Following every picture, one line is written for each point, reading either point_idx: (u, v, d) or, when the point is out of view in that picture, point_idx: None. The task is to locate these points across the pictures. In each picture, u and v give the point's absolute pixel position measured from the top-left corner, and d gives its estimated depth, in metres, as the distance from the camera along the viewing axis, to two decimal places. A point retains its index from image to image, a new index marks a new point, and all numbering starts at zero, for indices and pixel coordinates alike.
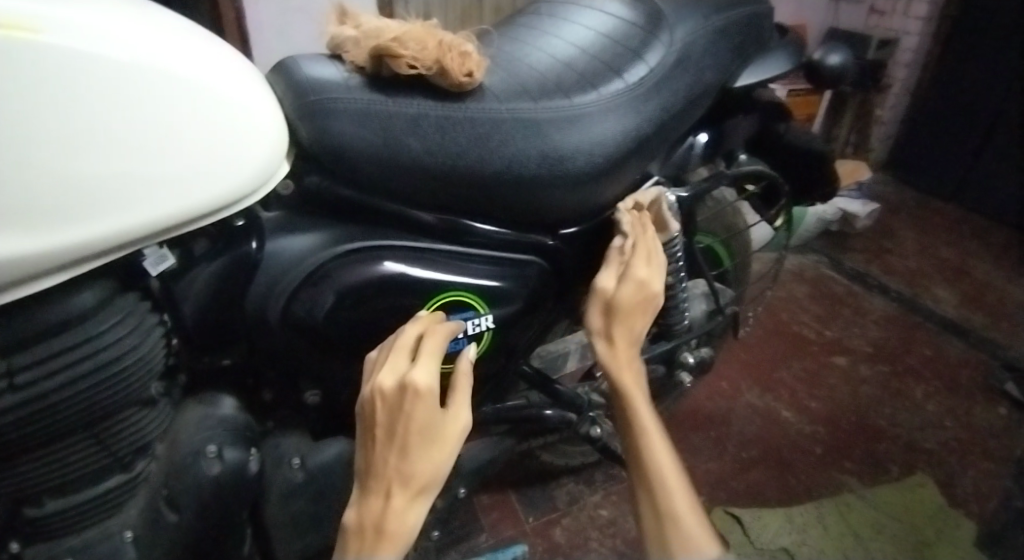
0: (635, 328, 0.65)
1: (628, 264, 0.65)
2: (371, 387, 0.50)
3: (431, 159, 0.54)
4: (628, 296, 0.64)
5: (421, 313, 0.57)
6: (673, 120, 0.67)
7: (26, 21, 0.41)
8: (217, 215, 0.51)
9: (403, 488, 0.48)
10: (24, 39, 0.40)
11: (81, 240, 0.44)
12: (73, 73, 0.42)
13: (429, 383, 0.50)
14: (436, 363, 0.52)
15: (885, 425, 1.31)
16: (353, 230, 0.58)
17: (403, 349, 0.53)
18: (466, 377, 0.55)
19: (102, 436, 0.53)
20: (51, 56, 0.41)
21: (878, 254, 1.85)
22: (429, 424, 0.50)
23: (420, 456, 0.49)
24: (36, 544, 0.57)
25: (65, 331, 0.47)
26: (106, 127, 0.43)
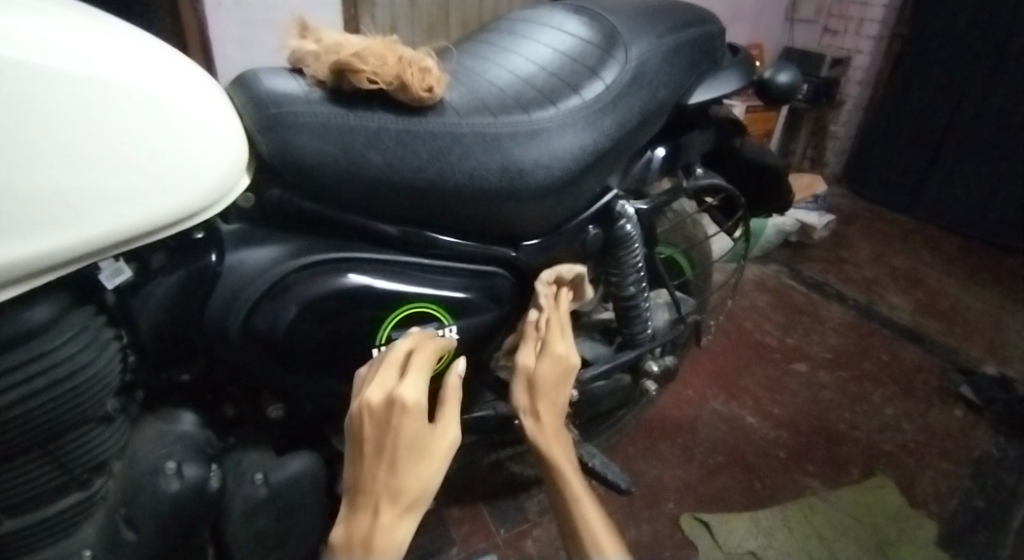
0: (558, 399, 0.65)
1: (545, 339, 0.66)
2: (360, 401, 0.49)
3: (391, 172, 0.55)
4: (547, 369, 0.64)
5: (411, 334, 0.58)
6: (630, 135, 0.69)
7: None
8: (177, 226, 0.51)
9: (392, 504, 0.47)
10: None
11: (35, 253, 0.43)
12: (27, 84, 0.42)
13: (418, 398, 0.49)
14: (424, 378, 0.52)
15: (845, 428, 1.36)
16: (315, 242, 0.58)
17: (392, 363, 0.53)
18: (455, 393, 0.55)
19: (55, 454, 0.52)
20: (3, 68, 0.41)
21: (835, 263, 1.92)
22: (419, 438, 0.49)
23: (409, 471, 0.48)
24: None
25: (14, 348, 0.46)
26: (60, 138, 0.43)
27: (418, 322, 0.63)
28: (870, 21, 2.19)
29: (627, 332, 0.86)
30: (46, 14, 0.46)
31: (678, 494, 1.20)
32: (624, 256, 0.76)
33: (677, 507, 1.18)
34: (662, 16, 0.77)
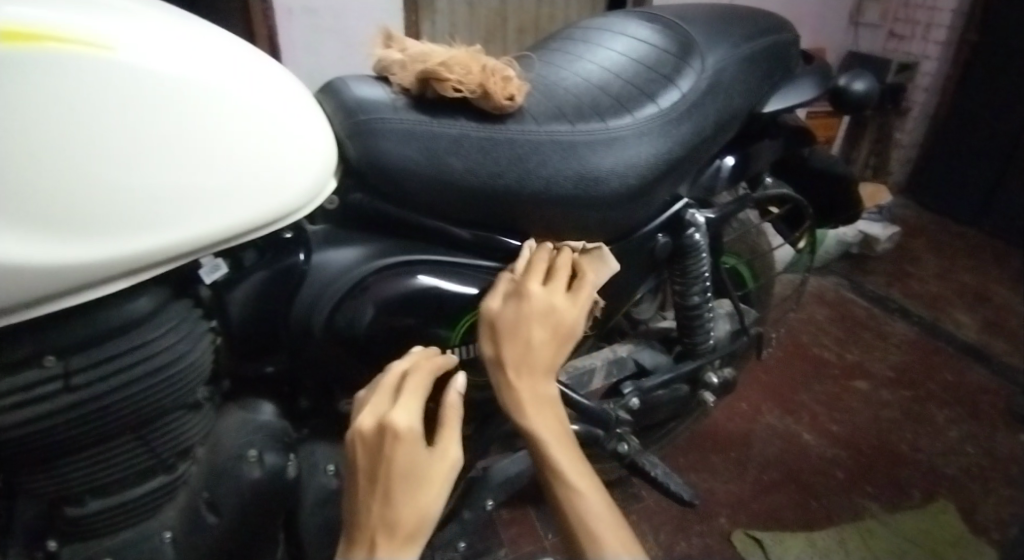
0: (531, 357, 0.55)
1: (524, 285, 0.57)
2: (353, 430, 0.49)
3: (471, 177, 0.56)
4: (510, 318, 0.56)
5: (413, 353, 0.57)
6: (703, 144, 0.68)
7: (105, 41, 0.44)
8: (268, 227, 0.53)
9: (389, 536, 0.45)
10: (102, 56, 0.43)
11: (143, 248, 0.46)
12: (139, 88, 0.45)
13: (407, 423, 0.48)
14: (417, 402, 0.51)
15: (907, 449, 1.30)
16: (395, 245, 0.60)
17: (385, 389, 0.53)
18: (455, 411, 0.53)
19: (148, 437, 0.55)
20: (122, 72, 0.44)
21: (898, 277, 1.85)
22: (415, 465, 0.48)
23: (405, 500, 0.46)
24: (73, 543, 0.59)
25: (120, 336, 0.49)
26: (169, 140, 0.46)
27: None
28: (938, 25, 2.10)
29: (687, 342, 0.85)
30: (155, 22, 0.50)
31: (729, 509, 1.18)
32: (691, 266, 0.76)
33: (728, 522, 1.15)
34: (737, 25, 0.76)
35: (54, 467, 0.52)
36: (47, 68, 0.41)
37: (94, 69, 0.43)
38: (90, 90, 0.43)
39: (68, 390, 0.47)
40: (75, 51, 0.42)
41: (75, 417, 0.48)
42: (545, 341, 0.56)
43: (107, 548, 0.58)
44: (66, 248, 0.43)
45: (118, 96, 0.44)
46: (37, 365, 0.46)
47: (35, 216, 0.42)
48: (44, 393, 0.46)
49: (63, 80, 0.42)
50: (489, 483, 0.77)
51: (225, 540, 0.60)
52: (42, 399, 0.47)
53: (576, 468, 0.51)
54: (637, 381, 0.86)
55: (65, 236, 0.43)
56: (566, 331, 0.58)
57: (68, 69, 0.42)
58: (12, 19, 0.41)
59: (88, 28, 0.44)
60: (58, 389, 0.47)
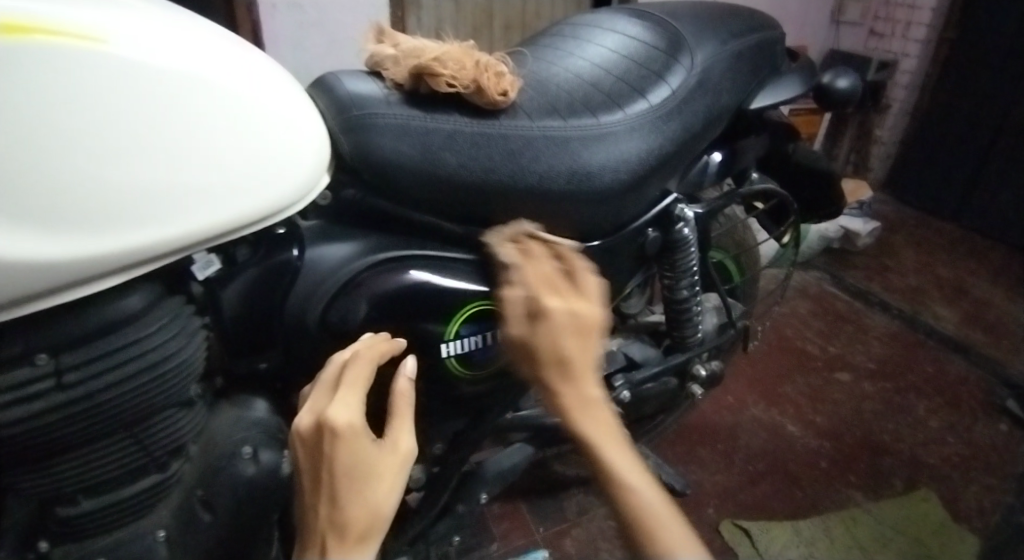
0: (560, 354, 0.48)
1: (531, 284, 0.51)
2: (291, 431, 0.47)
3: (465, 172, 0.57)
4: (542, 331, 0.49)
5: (356, 341, 0.55)
6: (693, 139, 0.69)
7: (97, 33, 0.44)
8: (258, 224, 0.53)
9: (339, 540, 0.42)
10: (93, 49, 0.43)
11: (132, 244, 0.46)
12: (135, 82, 0.44)
13: (347, 417, 0.45)
14: (357, 394, 0.49)
15: (888, 440, 1.33)
16: (388, 240, 0.61)
17: (325, 385, 0.50)
18: (404, 398, 0.51)
19: (141, 436, 0.55)
20: (114, 66, 0.43)
21: (879, 271, 1.88)
22: (360, 461, 0.45)
23: (352, 500, 0.43)
24: (65, 543, 0.58)
25: (112, 333, 0.48)
26: (164, 135, 0.46)
27: (482, 320, 0.64)
28: (917, 23, 2.13)
29: (676, 335, 0.86)
30: (142, 12, 0.49)
31: (717, 500, 1.19)
32: (679, 260, 0.77)
33: (716, 513, 1.17)
34: (725, 22, 0.77)
35: (45, 466, 0.52)
36: (32, 59, 0.40)
37: (89, 62, 0.42)
38: (80, 82, 0.42)
39: (60, 388, 0.47)
40: (69, 44, 0.42)
41: (67, 415, 0.48)
42: (581, 335, 0.49)
43: (101, 547, 0.58)
44: (61, 243, 0.43)
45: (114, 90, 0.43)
46: (28, 364, 0.46)
47: (29, 211, 0.42)
48: (34, 391, 0.46)
49: (49, 70, 0.41)
50: (482, 477, 0.78)
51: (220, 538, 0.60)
52: (33, 397, 0.46)
53: (629, 470, 0.44)
54: (628, 374, 0.87)
55: (60, 231, 0.43)
56: (590, 324, 0.50)
57: (55, 60, 0.41)
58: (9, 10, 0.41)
59: (79, 20, 0.43)
60: (49, 388, 0.46)
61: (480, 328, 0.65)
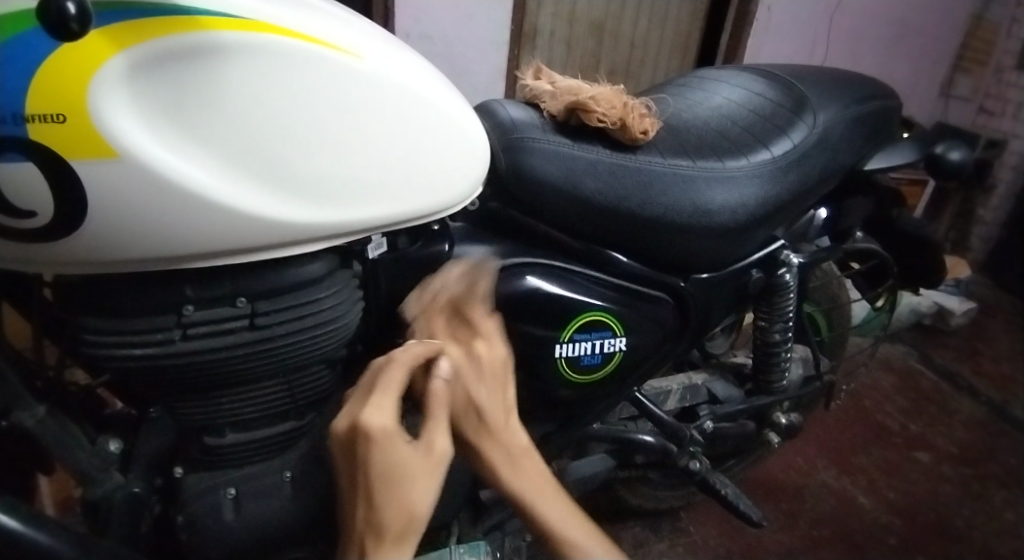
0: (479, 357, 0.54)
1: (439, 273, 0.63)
2: (330, 431, 0.47)
3: (601, 197, 0.64)
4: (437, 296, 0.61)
5: (395, 345, 0.53)
6: (805, 193, 0.75)
7: (348, 47, 0.52)
8: (427, 218, 0.60)
9: (378, 542, 0.43)
10: (345, 59, 0.51)
11: (337, 221, 0.53)
12: (368, 88, 0.52)
13: (377, 421, 0.44)
14: (389, 395, 0.47)
15: (963, 526, 1.29)
16: (518, 246, 0.68)
17: (362, 386, 0.49)
18: (438, 398, 0.49)
19: (293, 383, 0.64)
20: (356, 74, 0.51)
21: (971, 354, 1.81)
22: (393, 465, 0.44)
23: (386, 502, 0.43)
24: (198, 471, 0.68)
25: (297, 290, 0.58)
26: (380, 134, 0.53)
27: (594, 330, 0.71)
28: None
29: (762, 379, 0.90)
30: (373, 28, 0.57)
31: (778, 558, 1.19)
32: (778, 302, 0.81)
33: None
34: (845, 88, 0.83)
35: (216, 394, 0.61)
36: (302, 61, 0.48)
37: (331, 63, 0.50)
38: (331, 85, 0.50)
39: (251, 328, 0.56)
40: (329, 53, 0.50)
41: (251, 351, 0.57)
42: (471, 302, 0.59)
43: (231, 478, 0.68)
44: (280, 207, 0.50)
45: (342, 87, 0.51)
46: (230, 305, 0.55)
47: (262, 176, 0.49)
48: (231, 327, 0.55)
49: (311, 73, 0.49)
50: (563, 480, 0.83)
51: (334, 486, 0.70)
52: (226, 332, 0.56)
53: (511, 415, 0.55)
54: (712, 406, 0.90)
55: (280, 198, 0.50)
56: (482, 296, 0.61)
57: (317, 65, 0.49)
58: (298, 21, 0.49)
59: (338, 34, 0.51)
60: (242, 326, 0.56)
61: (591, 337, 0.71)
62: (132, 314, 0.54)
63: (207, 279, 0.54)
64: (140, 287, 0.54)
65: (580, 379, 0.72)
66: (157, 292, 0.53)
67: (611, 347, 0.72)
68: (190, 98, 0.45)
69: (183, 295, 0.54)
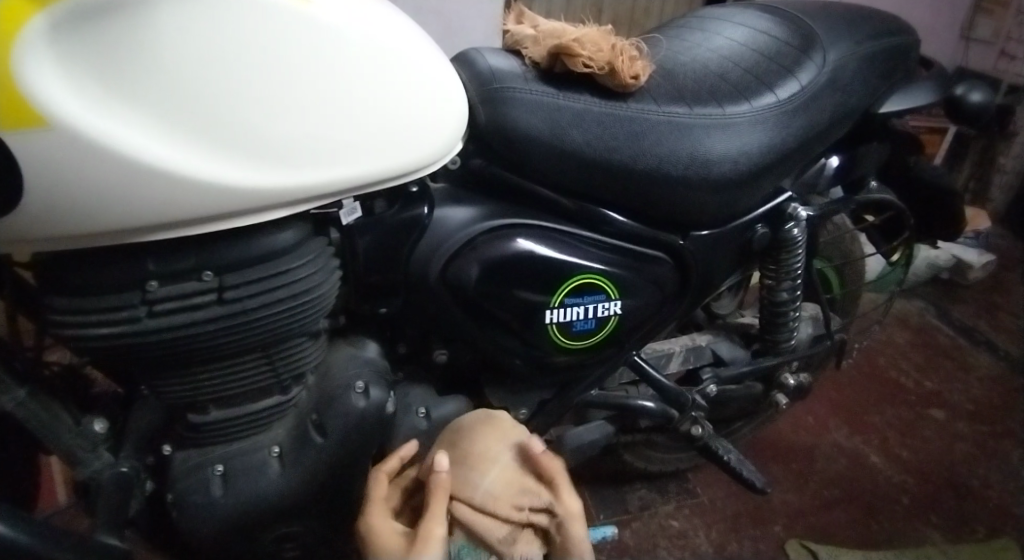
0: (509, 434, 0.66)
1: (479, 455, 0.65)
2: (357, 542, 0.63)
3: (589, 150, 0.60)
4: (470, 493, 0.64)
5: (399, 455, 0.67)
6: (815, 139, 0.69)
7: None
8: (402, 179, 0.56)
9: None
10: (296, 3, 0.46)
11: (302, 184, 0.49)
12: (325, 35, 0.47)
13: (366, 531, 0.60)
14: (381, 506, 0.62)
15: (977, 484, 1.26)
16: (504, 208, 0.64)
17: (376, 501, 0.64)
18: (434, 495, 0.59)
19: (273, 358, 0.61)
20: (310, 21, 0.47)
21: (990, 309, 1.75)
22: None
23: None
24: (186, 449, 0.67)
25: (267, 261, 0.54)
26: (342, 86, 0.49)
27: (587, 294, 0.67)
28: None
29: (768, 339, 0.86)
30: None
31: (786, 519, 1.18)
32: (785, 259, 0.77)
33: (783, 530, 1.16)
34: (857, 24, 0.76)
35: (192, 372, 0.59)
36: (248, 6, 0.44)
37: (281, 9, 0.45)
38: (283, 32, 0.46)
39: (219, 303, 0.53)
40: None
41: (221, 327, 0.54)
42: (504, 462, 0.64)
43: (219, 455, 0.66)
44: (238, 170, 0.46)
45: (295, 34, 0.46)
46: (196, 279, 0.52)
47: (215, 135, 0.45)
48: (199, 302, 0.52)
49: (260, 20, 0.45)
50: (562, 448, 0.81)
51: (323, 467, 0.65)
52: (194, 307, 0.52)
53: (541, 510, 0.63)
54: (716, 369, 0.87)
55: (237, 159, 0.46)
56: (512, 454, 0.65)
57: (266, 11, 0.45)
58: None
59: None
60: (210, 301, 0.53)
61: (584, 301, 0.67)
62: (93, 292, 0.51)
63: (169, 252, 0.51)
64: (98, 263, 0.50)
65: (574, 344, 0.69)
66: (116, 267, 0.50)
67: (606, 311, 0.69)
68: (125, 51, 0.41)
69: (145, 270, 0.51)
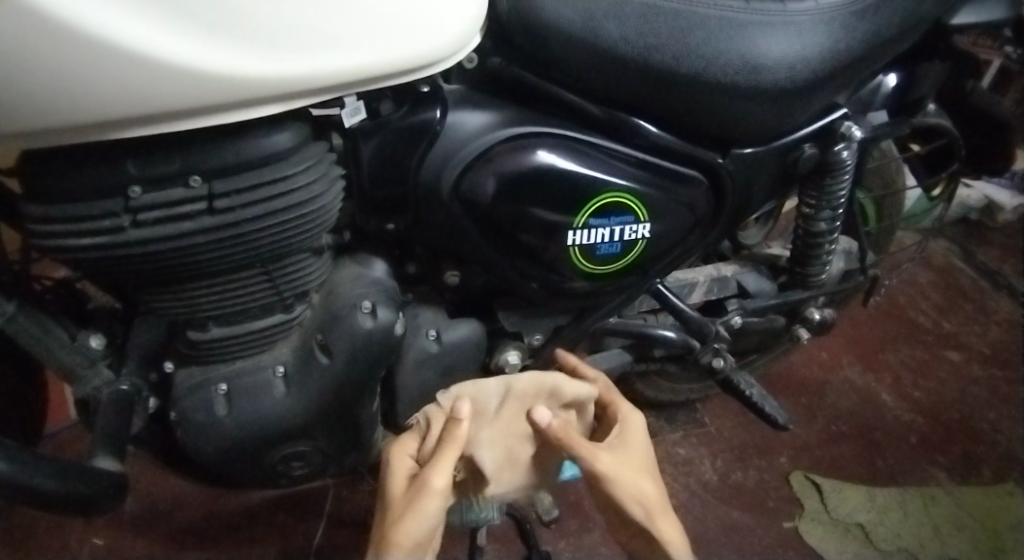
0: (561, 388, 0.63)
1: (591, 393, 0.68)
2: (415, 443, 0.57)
3: (627, 46, 0.53)
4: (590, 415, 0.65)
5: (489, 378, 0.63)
6: (878, 50, 0.62)
7: None
8: (415, 76, 0.50)
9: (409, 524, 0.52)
10: None
11: (302, 73, 0.43)
12: None
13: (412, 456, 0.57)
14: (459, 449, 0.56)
15: (987, 428, 1.25)
16: (525, 115, 0.57)
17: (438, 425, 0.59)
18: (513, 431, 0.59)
19: (275, 275, 0.56)
20: None
21: (1017, 252, 1.67)
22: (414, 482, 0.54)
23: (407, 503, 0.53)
24: (188, 366, 0.64)
25: (261, 167, 0.49)
26: None
27: (613, 214, 0.61)
28: None
29: (798, 271, 0.81)
30: None
31: (792, 451, 1.17)
32: (830, 185, 0.70)
33: (788, 463, 1.15)
34: None
35: (188, 287, 0.55)
36: None
37: None
38: None
39: (211, 213, 0.48)
40: None
41: (214, 239, 0.49)
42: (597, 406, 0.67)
43: (222, 374, 0.63)
44: (227, 52, 0.40)
45: None
46: (183, 185, 0.47)
47: (198, 9, 0.39)
48: (188, 212, 0.47)
49: None
50: None
51: (328, 389, 0.62)
52: (183, 218, 0.48)
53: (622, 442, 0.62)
54: (741, 300, 0.83)
55: (226, 38, 0.40)
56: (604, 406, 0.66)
57: None
58: None
59: None
60: (201, 211, 0.48)
61: (610, 222, 0.62)
62: (74, 196, 0.46)
63: (152, 152, 0.46)
64: (78, 165, 0.45)
65: (595, 269, 0.65)
66: (96, 169, 0.45)
67: (633, 235, 0.63)
68: None
69: (126, 174, 0.46)
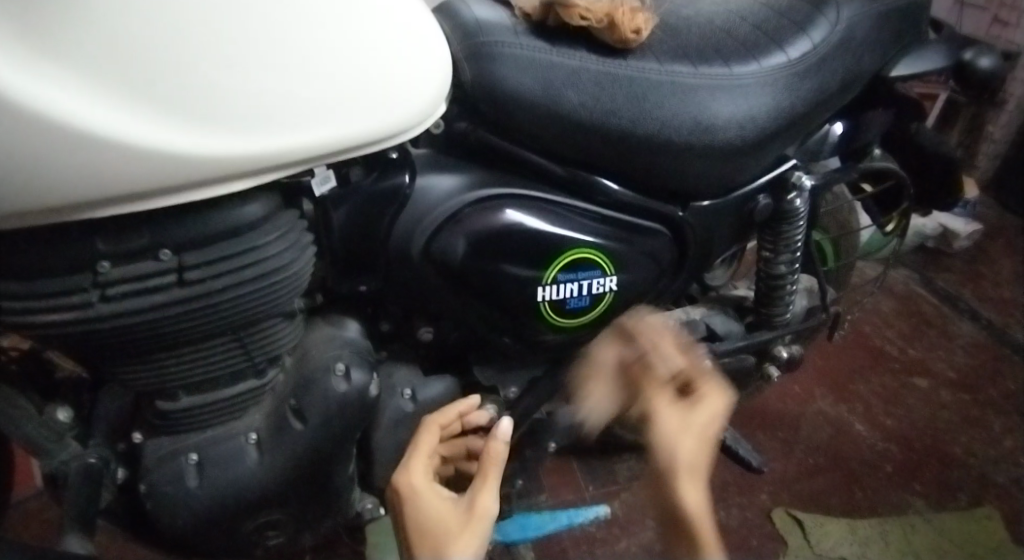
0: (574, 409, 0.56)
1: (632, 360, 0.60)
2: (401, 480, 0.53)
3: (585, 112, 0.56)
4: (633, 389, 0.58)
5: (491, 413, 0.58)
6: (821, 105, 0.66)
7: None
8: (384, 145, 0.52)
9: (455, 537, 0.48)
10: None
11: (272, 151, 0.44)
12: None
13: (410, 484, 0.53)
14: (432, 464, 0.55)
15: (959, 452, 1.27)
16: (491, 178, 0.59)
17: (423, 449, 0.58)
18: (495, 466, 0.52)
19: (246, 342, 0.56)
20: None
21: (975, 277, 1.74)
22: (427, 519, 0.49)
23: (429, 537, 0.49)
24: (156, 437, 0.62)
25: (231, 238, 0.49)
26: (319, 41, 0.44)
27: (580, 269, 0.63)
28: None
29: (763, 312, 0.83)
30: None
31: (772, 487, 1.18)
32: (786, 231, 0.74)
33: (769, 499, 1.16)
34: None
35: (157, 357, 0.54)
36: None
37: None
38: None
39: (182, 284, 0.48)
40: None
41: (185, 310, 0.49)
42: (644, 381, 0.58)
43: (192, 443, 0.61)
44: (193, 134, 0.41)
45: None
46: (153, 259, 0.47)
47: (169, 99, 0.40)
48: (159, 284, 0.48)
49: None
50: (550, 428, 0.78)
51: (302, 453, 0.61)
52: (153, 290, 0.48)
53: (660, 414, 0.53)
54: (710, 344, 0.84)
55: (193, 121, 0.41)
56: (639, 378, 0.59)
57: None
58: None
59: None
60: (171, 282, 0.48)
61: (578, 277, 0.63)
62: (40, 275, 0.45)
63: (121, 228, 0.46)
64: (42, 244, 0.45)
65: (565, 323, 0.66)
66: (62, 248, 0.45)
67: (601, 288, 0.65)
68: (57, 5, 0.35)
69: (95, 251, 0.45)
